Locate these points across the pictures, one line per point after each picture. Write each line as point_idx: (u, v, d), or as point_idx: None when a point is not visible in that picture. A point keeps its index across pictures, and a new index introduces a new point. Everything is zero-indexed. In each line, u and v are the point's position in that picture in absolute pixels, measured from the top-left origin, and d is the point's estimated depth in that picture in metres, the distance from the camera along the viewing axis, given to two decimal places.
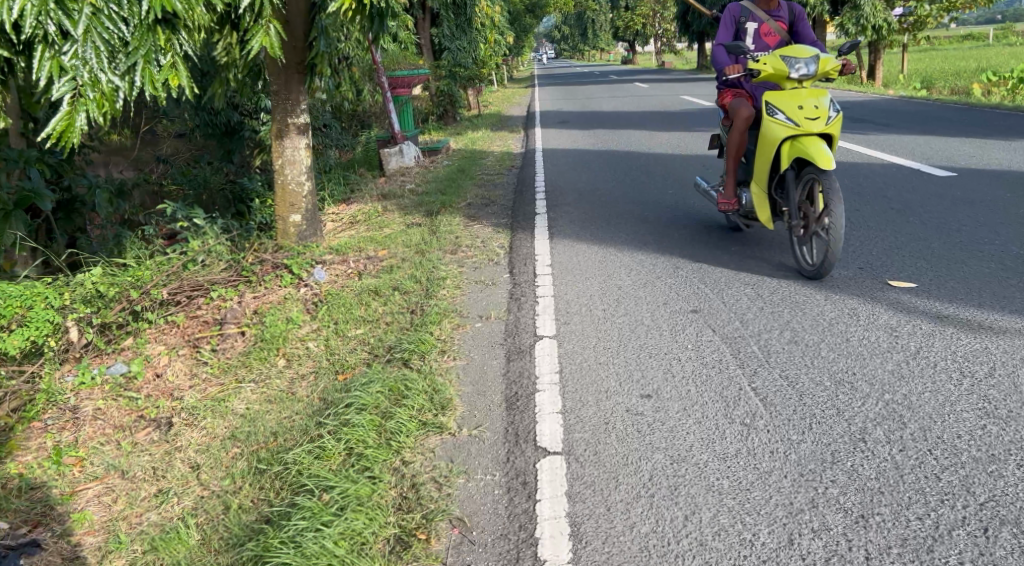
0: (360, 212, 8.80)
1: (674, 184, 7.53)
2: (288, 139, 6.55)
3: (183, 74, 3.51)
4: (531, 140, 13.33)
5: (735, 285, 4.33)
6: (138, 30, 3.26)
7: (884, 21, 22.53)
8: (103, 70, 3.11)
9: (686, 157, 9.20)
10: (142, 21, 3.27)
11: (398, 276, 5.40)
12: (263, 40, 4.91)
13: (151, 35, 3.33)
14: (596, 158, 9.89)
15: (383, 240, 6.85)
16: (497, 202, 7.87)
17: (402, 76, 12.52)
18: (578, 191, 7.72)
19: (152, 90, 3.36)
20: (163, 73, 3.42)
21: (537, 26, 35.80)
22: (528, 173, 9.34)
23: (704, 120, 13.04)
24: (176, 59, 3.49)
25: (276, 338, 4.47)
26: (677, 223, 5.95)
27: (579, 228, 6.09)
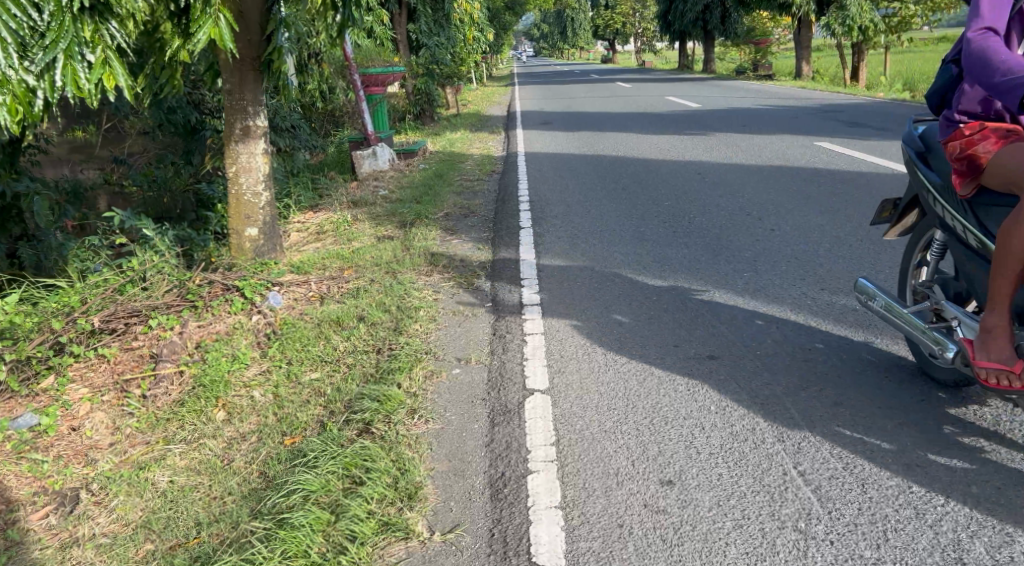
0: (329, 222, 8.10)
1: (669, 195, 6.92)
2: (243, 144, 5.85)
3: (118, 71, 3.24)
4: (512, 142, 12.72)
5: (755, 321, 3.70)
6: (59, 19, 3.00)
7: (870, 21, 22.31)
8: (11, 66, 2.90)
9: (681, 164, 8.61)
10: (64, 9, 3.00)
11: (364, 303, 4.75)
12: (211, 32, 4.26)
13: (76, 25, 3.06)
14: (583, 165, 9.27)
15: (350, 256, 6.18)
16: (477, 213, 7.23)
17: (376, 74, 11.79)
18: (565, 202, 7.09)
19: (79, 88, 3.08)
20: (96, 71, 3.16)
21: (517, 22, 35.24)
22: (511, 180, 8.71)
23: (693, 122, 12.50)
24: (108, 53, 3.22)
25: (216, 386, 3.80)
26: (678, 241, 5.33)
27: (569, 246, 5.46)
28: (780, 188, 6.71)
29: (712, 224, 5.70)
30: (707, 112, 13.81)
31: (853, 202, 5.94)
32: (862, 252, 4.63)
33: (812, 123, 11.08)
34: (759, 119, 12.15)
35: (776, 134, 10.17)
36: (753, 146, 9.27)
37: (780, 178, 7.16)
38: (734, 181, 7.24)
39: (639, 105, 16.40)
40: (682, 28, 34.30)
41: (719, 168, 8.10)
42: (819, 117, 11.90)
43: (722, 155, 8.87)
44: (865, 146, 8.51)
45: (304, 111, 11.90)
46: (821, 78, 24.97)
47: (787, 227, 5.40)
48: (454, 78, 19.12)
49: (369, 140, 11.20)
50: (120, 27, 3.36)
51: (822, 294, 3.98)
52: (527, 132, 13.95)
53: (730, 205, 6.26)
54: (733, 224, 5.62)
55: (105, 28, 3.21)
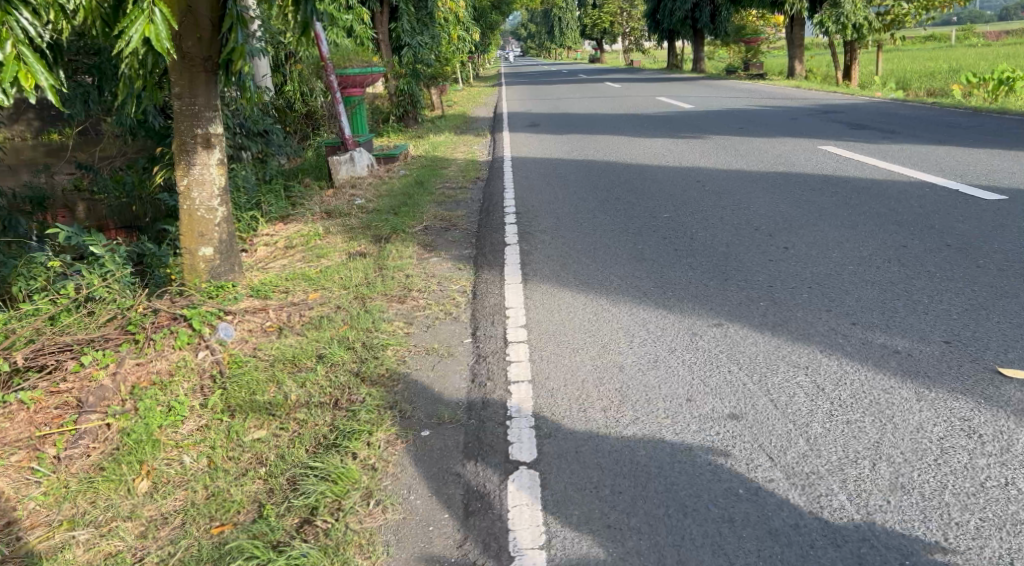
0: (299, 236, 7.48)
1: (667, 206, 6.36)
2: (195, 154, 5.24)
3: (36, 68, 2.70)
4: (498, 145, 12.15)
5: (779, 366, 3.14)
6: None
7: (864, 19, 21.89)
8: None
9: (679, 170, 8.04)
10: None
11: (327, 337, 4.17)
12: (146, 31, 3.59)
13: None
14: (573, 171, 8.69)
15: (316, 278, 5.57)
16: (459, 226, 6.66)
17: (355, 74, 11.11)
18: (555, 214, 6.52)
19: None
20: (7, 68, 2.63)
21: (505, 21, 34.63)
22: (497, 189, 8.12)
23: (687, 124, 11.97)
24: (20, 45, 2.69)
25: (140, 447, 3.18)
26: (681, 261, 4.77)
27: (559, 268, 4.89)
28: (787, 199, 6.16)
29: (718, 241, 5.14)
30: (701, 114, 13.28)
31: (871, 215, 5.39)
32: (891, 275, 4.08)
33: (812, 125, 10.57)
34: (756, 121, 11.62)
35: (775, 137, 9.63)
36: (753, 150, 8.72)
37: (786, 187, 6.61)
38: (736, 190, 6.69)
39: (630, 107, 15.86)
40: (671, 26, 33.78)
41: (719, 175, 7.55)
42: (819, 118, 11.38)
43: (720, 160, 8.32)
44: (873, 151, 7.98)
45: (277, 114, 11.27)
46: (814, 77, 24.53)
47: (801, 245, 4.84)
48: (438, 78, 18.49)
49: (346, 145, 10.57)
50: (33, 17, 2.86)
51: (853, 330, 3.42)
52: (515, 135, 13.40)
53: (735, 219, 5.70)
54: (741, 242, 5.05)
55: (13, 18, 2.67)
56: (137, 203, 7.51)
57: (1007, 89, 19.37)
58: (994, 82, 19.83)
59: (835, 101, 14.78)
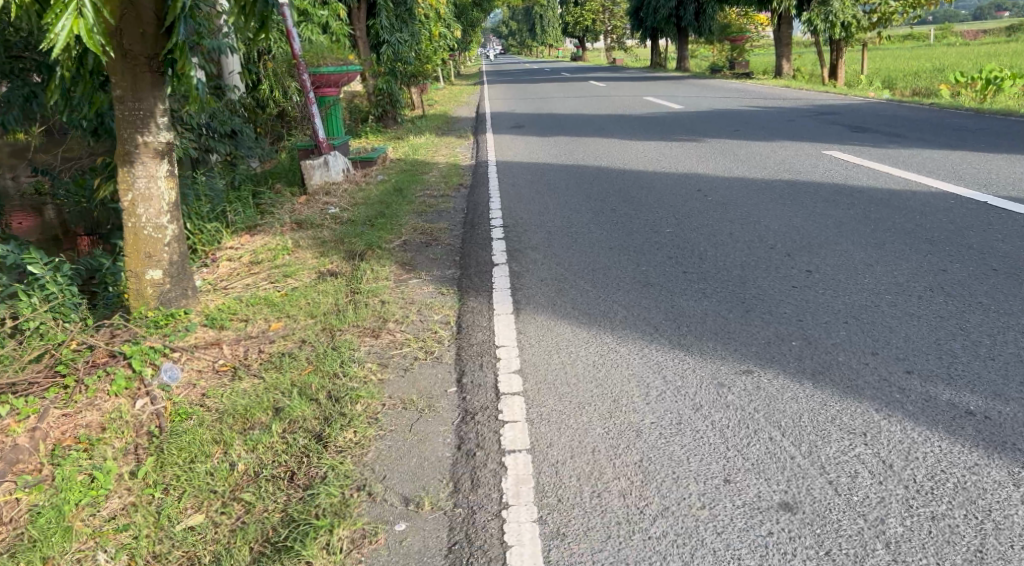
0: (265, 250, 6.86)
1: (668, 220, 5.82)
2: (140, 165, 4.61)
3: None
4: (482, 148, 11.58)
5: (829, 431, 2.60)
6: None
7: (852, 17, 21.59)
8: None
9: (677, 178, 7.51)
10: None
11: (287, 384, 3.57)
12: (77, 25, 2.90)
13: None
14: (563, 178, 8.13)
15: (279, 303, 4.96)
16: (441, 241, 6.08)
17: (330, 73, 10.43)
18: (547, 228, 5.96)
19: None
20: None
21: (486, 18, 33.98)
22: (482, 198, 7.53)
23: (679, 126, 11.47)
24: None
25: (45, 540, 2.55)
26: (692, 288, 4.22)
27: (556, 295, 4.33)
28: (800, 212, 5.63)
29: (731, 262, 4.60)
30: (692, 115, 12.77)
31: (897, 231, 4.88)
32: (938, 308, 3.55)
33: (810, 128, 10.09)
34: (751, 123, 11.13)
35: (775, 140, 9.14)
36: (753, 156, 8.20)
37: (795, 198, 6.10)
38: (742, 202, 6.16)
39: (618, 107, 15.38)
40: (655, 24, 33.36)
41: (719, 184, 7.02)
42: (815, 120, 10.91)
43: (719, 166, 7.81)
44: (883, 156, 7.50)
45: (247, 115, 10.61)
46: (800, 75, 24.18)
47: (826, 269, 4.31)
48: (418, 77, 17.83)
49: (320, 148, 9.93)
50: None
51: (911, 381, 2.88)
52: (499, 136, 12.84)
53: (745, 236, 5.17)
54: (757, 265, 4.51)
55: None
56: (99, 208, 6.48)
57: (996, 89, 19.06)
58: (982, 82, 19.51)
59: (828, 100, 14.36)
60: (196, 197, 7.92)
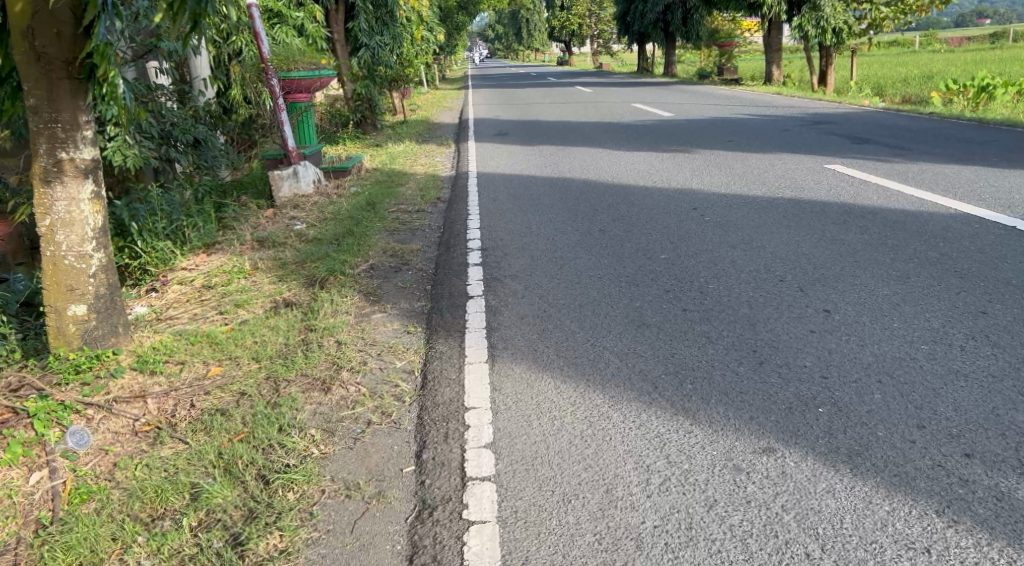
0: (220, 272, 6.25)
1: (663, 244, 5.27)
2: (58, 186, 3.97)
3: None
4: (463, 158, 11.01)
5: (880, 546, 2.06)
6: None
7: (844, 23, 21.22)
8: None
9: (670, 194, 6.96)
10: None
11: (213, 456, 2.97)
12: None
13: None
14: (547, 193, 7.56)
15: (223, 340, 4.35)
16: (413, 266, 5.50)
17: (300, 78, 9.80)
18: (529, 253, 5.40)
19: None
20: None
21: (471, 21, 33.32)
22: (459, 215, 6.96)
23: (670, 135, 10.95)
24: None
25: None
26: (693, 332, 3.67)
27: (537, 338, 3.75)
28: (809, 237, 5.10)
29: (736, 299, 4.05)
30: (683, 123, 12.26)
31: (920, 261, 4.35)
32: (987, 363, 3.02)
33: (808, 139, 9.58)
34: (745, 133, 10.63)
35: (772, 152, 8.63)
36: (750, 170, 7.68)
37: (802, 220, 5.57)
38: (742, 224, 5.62)
39: (605, 114, 14.85)
40: (642, 29, 32.88)
41: (716, 202, 6.49)
42: (812, 130, 10.42)
43: (714, 181, 7.28)
44: (890, 171, 6.99)
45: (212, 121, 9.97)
46: (789, 82, 23.77)
47: (846, 309, 3.77)
48: (399, 81, 17.21)
49: (289, 158, 9.31)
50: None
51: (973, 469, 2.33)
52: (481, 145, 12.28)
53: (750, 265, 4.62)
54: (765, 303, 3.97)
55: None
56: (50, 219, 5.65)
57: (988, 97, 18.64)
58: (974, 90, 19.12)
59: (822, 108, 13.88)
60: (148, 213, 7.29)
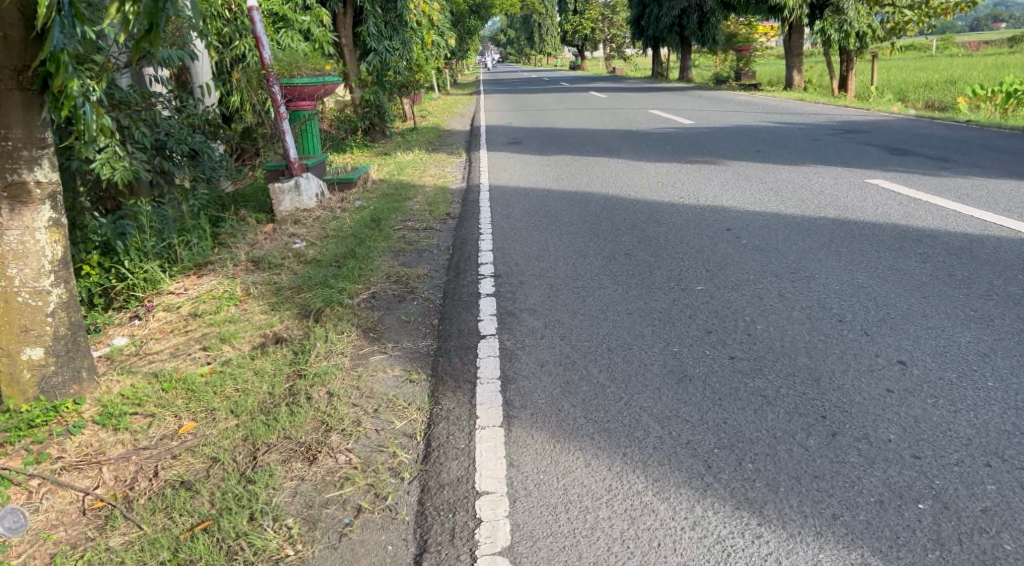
0: (209, 298, 5.73)
1: (698, 272, 4.71)
2: (9, 213, 3.44)
3: None
4: (474, 168, 10.48)
5: None
6: None
7: (867, 27, 20.57)
8: None
9: (699, 212, 6.40)
10: None
11: (168, 553, 2.44)
12: None
13: None
14: (565, 209, 7.01)
15: (201, 388, 3.82)
16: (419, 294, 4.96)
17: (303, 85, 9.31)
18: (547, 281, 4.85)
19: None
20: None
21: (482, 25, 32.86)
22: (470, 234, 6.42)
23: (693, 144, 10.38)
24: None
25: None
26: (745, 389, 3.11)
27: (562, 394, 3.20)
28: (863, 266, 4.53)
29: (790, 346, 3.50)
30: (705, 132, 11.69)
31: (1001, 299, 3.78)
32: None
33: (841, 150, 9.00)
34: (773, 143, 10.05)
35: (806, 164, 8.05)
36: (784, 185, 7.11)
37: (851, 245, 5.00)
38: (784, 248, 5.06)
39: (621, 122, 14.28)
40: (656, 33, 32.28)
41: (751, 221, 5.92)
42: (844, 140, 9.83)
43: (747, 198, 6.72)
44: (941, 187, 6.41)
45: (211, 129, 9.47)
46: (810, 87, 23.13)
47: (926, 360, 3.21)
48: (408, 86, 16.71)
49: (291, 169, 8.79)
50: None
51: None
52: (493, 154, 11.74)
53: (801, 301, 4.06)
54: (827, 351, 3.41)
55: None
56: None
57: (1017, 103, 17.93)
58: (1001, 95, 18.41)
59: (850, 115, 13.27)
60: (136, 229, 6.78)
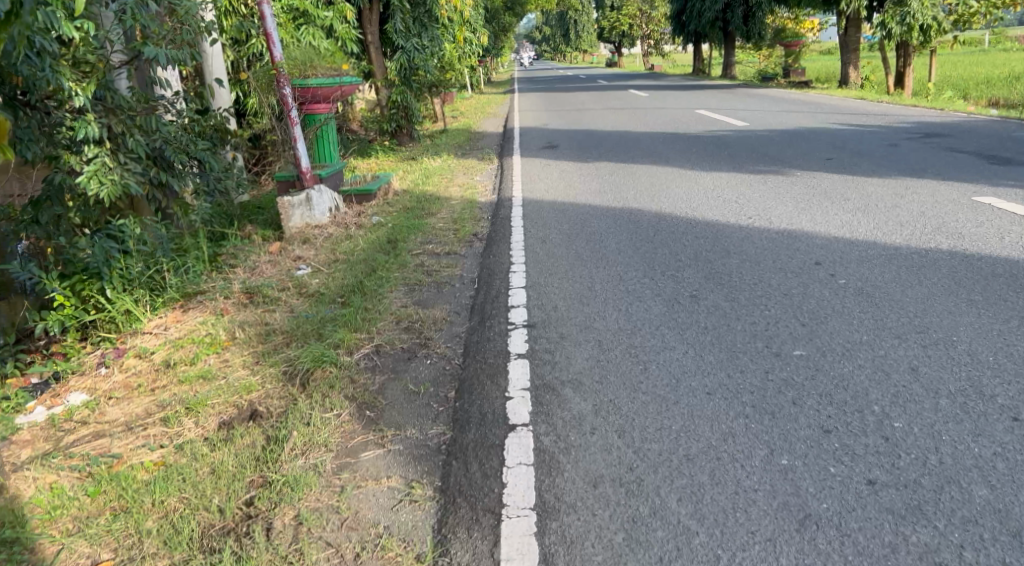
0: (187, 342, 4.82)
1: (791, 331, 3.64)
2: None
3: None
4: (506, 177, 9.48)
5: None
6: None
7: (933, 19, 19.01)
8: None
9: (776, 240, 5.31)
10: None
11: None
12: None
13: None
14: (612, 232, 5.97)
15: (134, 495, 2.88)
16: (435, 350, 3.98)
17: (318, 87, 8.38)
18: (595, 336, 3.83)
19: None
20: None
21: (518, 21, 31.93)
22: (499, 264, 5.42)
23: (752, 150, 9.23)
24: None
25: None
26: (907, 551, 2.06)
27: (628, 542, 2.20)
28: (1017, 326, 3.42)
29: (954, 464, 2.42)
30: (763, 135, 10.54)
31: None
32: None
33: (930, 159, 7.79)
34: (845, 149, 8.88)
35: (893, 177, 6.90)
36: (874, 205, 5.97)
37: (988, 291, 3.88)
38: (899, 295, 3.96)
39: (667, 123, 13.16)
40: (699, 28, 30.95)
41: (845, 253, 4.82)
42: (929, 146, 8.64)
43: (831, 222, 5.61)
44: None
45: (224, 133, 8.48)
46: (867, 85, 21.68)
47: None
48: (439, 86, 15.78)
49: (303, 180, 7.86)
50: None
51: None
52: (527, 160, 10.74)
53: (947, 381, 2.98)
54: (1015, 477, 2.33)
55: None
56: None
57: None
58: None
59: (924, 115, 11.98)
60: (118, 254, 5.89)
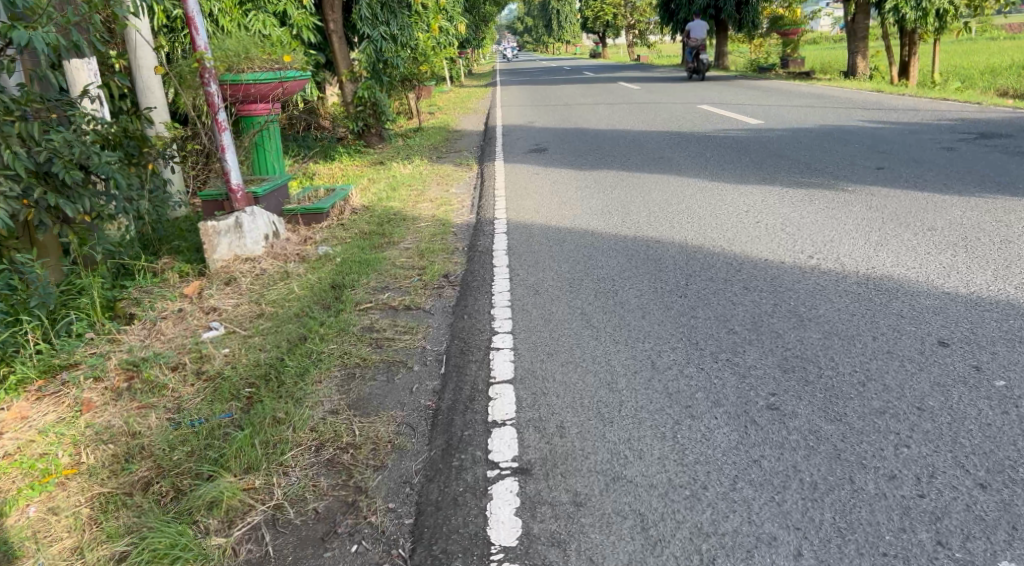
0: (9, 468, 3.21)
1: (968, 507, 2.14)
2: None
3: None
4: (489, 189, 7.92)
5: None
6: None
7: (949, 4, 17.57)
8: None
9: (863, 295, 3.82)
10: None
11: None
12: None
13: None
14: (628, 279, 4.44)
15: None
16: (373, 517, 2.44)
17: (253, 82, 6.75)
18: (633, 503, 2.31)
19: None
20: None
21: (500, 10, 30.13)
22: (476, 334, 3.87)
23: (781, 156, 7.72)
24: None
25: None
26: None
27: None
28: None
29: None
30: (787, 135, 9.05)
31: None
32: None
33: (1008, 169, 6.32)
34: (893, 154, 7.40)
35: (980, 195, 5.43)
36: (976, 238, 4.49)
37: None
38: None
39: (669, 121, 11.63)
40: (689, 15, 29.30)
41: (975, 325, 3.34)
42: (997, 150, 7.18)
43: (930, 267, 4.11)
44: None
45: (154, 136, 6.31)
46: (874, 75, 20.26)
47: None
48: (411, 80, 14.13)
49: (232, 200, 6.14)
50: None
51: None
52: (511, 167, 9.17)
53: None
54: None
55: None
56: None
57: None
58: None
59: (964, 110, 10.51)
60: None
